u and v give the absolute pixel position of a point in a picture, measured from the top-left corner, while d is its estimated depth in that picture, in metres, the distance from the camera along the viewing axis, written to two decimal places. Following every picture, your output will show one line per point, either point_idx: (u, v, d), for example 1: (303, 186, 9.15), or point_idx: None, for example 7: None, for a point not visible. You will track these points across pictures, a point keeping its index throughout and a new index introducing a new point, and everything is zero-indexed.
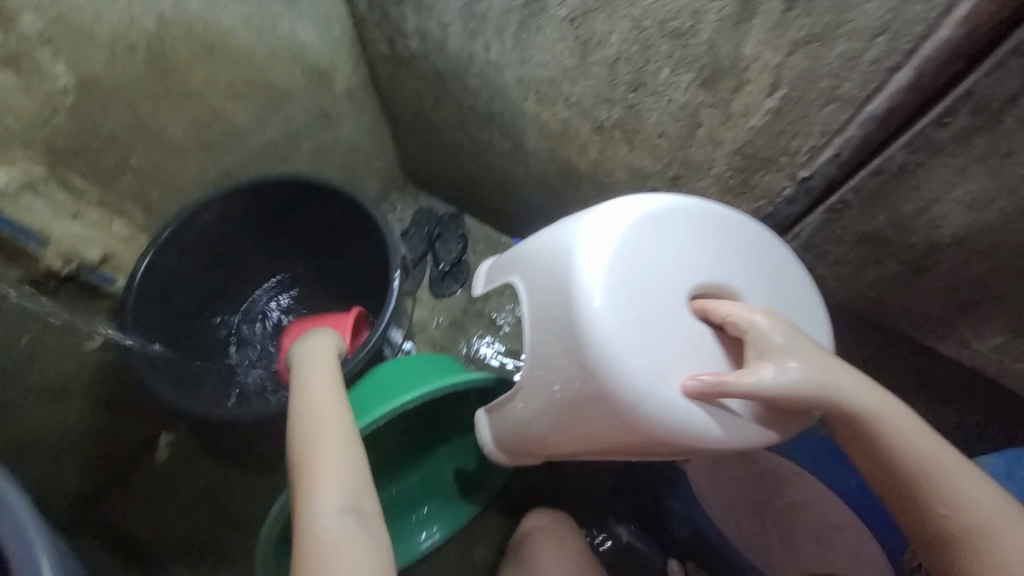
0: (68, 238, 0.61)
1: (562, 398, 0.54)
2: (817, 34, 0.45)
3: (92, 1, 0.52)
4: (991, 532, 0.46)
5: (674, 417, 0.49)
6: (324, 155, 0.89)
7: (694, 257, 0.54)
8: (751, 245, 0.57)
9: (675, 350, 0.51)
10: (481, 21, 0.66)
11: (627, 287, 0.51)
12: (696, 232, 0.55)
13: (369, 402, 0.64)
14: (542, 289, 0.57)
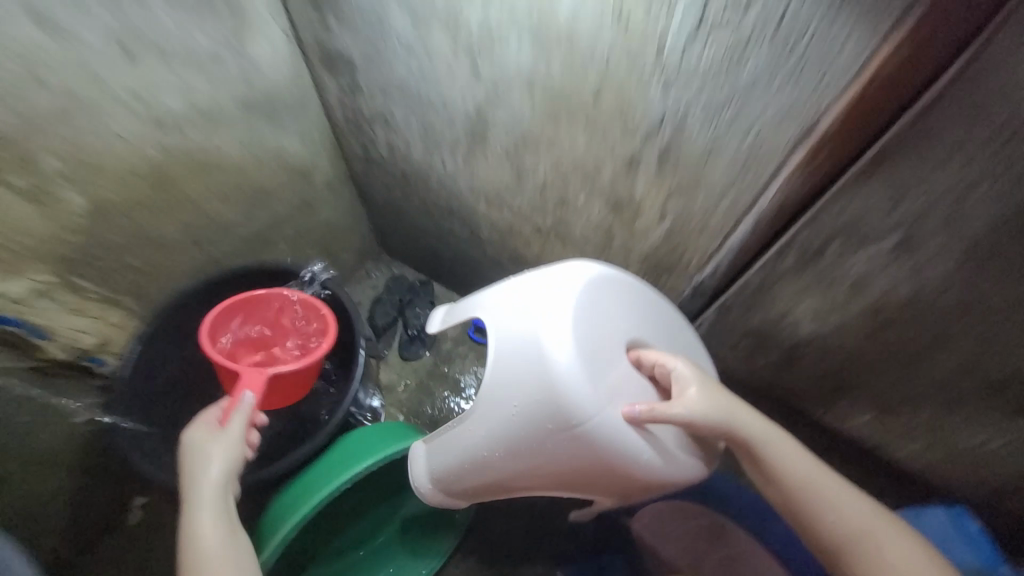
0: (71, 331, 0.69)
1: (514, 416, 0.55)
2: (682, 189, 0.57)
3: (107, 144, 0.62)
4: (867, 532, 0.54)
5: (614, 440, 0.53)
6: (304, 238, 1.01)
7: (625, 316, 0.62)
8: (667, 318, 0.66)
9: (617, 385, 0.55)
10: (437, 144, 0.79)
11: (582, 321, 0.56)
12: (632, 295, 0.64)
13: (329, 470, 0.70)
14: (498, 327, 0.59)
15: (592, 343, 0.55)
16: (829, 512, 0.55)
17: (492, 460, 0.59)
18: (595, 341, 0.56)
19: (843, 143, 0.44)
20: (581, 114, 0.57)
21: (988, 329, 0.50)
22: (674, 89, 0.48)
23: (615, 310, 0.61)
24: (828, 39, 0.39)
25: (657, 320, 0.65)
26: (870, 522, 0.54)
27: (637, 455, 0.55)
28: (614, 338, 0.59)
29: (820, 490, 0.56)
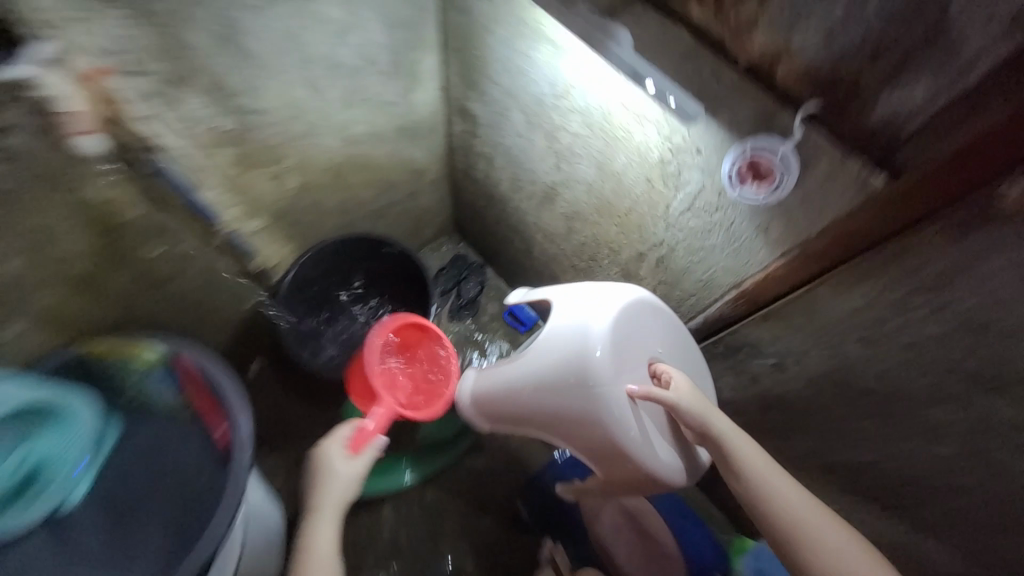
0: (265, 254, 1.05)
1: (551, 360, 0.75)
2: (666, 281, 0.86)
3: (318, 150, 0.95)
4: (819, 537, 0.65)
5: (611, 400, 0.70)
6: (405, 215, 1.35)
7: (655, 333, 0.78)
8: (693, 363, 0.82)
9: (629, 372, 0.73)
10: (520, 187, 1.08)
11: (623, 319, 0.74)
12: (669, 327, 0.81)
13: None
14: (560, 304, 0.80)
15: (622, 338, 0.73)
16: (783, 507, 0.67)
17: (524, 391, 0.79)
18: (624, 341, 0.73)
19: (753, 301, 0.71)
20: (616, 217, 0.86)
21: (825, 436, 0.77)
22: (672, 229, 0.76)
23: (648, 326, 0.77)
24: (752, 246, 0.66)
25: (682, 355, 0.81)
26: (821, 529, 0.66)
27: (621, 419, 0.70)
28: (640, 345, 0.76)
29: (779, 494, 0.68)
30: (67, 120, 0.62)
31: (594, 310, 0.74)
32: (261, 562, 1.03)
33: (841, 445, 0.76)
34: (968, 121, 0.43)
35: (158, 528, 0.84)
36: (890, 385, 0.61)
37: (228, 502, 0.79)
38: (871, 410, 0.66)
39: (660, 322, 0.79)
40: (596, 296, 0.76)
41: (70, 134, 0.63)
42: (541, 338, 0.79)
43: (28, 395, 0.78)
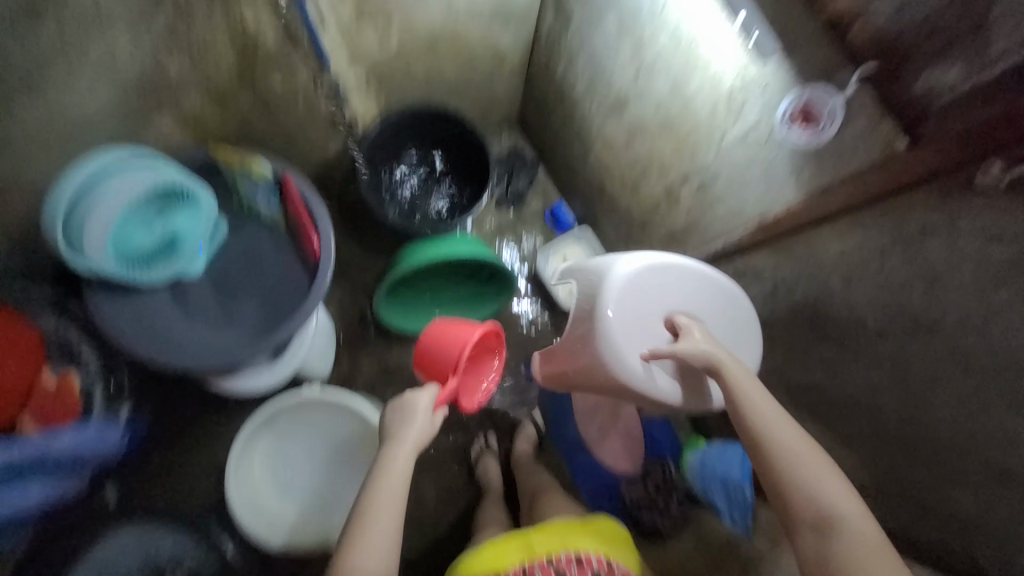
0: (354, 105, 1.17)
1: (576, 321, 0.94)
2: (699, 204, 0.97)
3: (423, 13, 1.03)
4: (798, 459, 0.72)
5: (617, 353, 0.87)
6: (478, 96, 1.42)
7: (669, 287, 0.90)
8: (723, 299, 0.92)
9: (640, 330, 0.88)
10: (594, 91, 1.15)
11: (634, 285, 0.88)
12: (692, 280, 0.91)
13: (430, 248, 1.24)
14: (586, 275, 0.95)
15: (632, 301, 0.88)
16: (768, 430, 0.74)
17: (563, 344, 0.98)
18: (632, 307, 0.88)
19: (771, 232, 0.84)
20: (675, 137, 0.94)
21: (790, 358, 0.94)
22: (720, 157, 0.86)
23: (660, 282, 0.90)
24: (785, 184, 0.76)
25: (705, 300, 0.91)
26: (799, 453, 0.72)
27: (629, 370, 0.87)
28: (653, 304, 0.89)
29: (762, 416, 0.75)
30: None
31: (602, 288, 0.89)
32: (319, 358, 1.32)
33: (801, 366, 0.92)
34: (981, 107, 0.55)
35: (259, 303, 1.11)
36: (852, 317, 0.76)
37: (305, 308, 1.03)
38: (833, 337, 0.82)
39: (674, 275, 0.90)
40: (613, 265, 0.90)
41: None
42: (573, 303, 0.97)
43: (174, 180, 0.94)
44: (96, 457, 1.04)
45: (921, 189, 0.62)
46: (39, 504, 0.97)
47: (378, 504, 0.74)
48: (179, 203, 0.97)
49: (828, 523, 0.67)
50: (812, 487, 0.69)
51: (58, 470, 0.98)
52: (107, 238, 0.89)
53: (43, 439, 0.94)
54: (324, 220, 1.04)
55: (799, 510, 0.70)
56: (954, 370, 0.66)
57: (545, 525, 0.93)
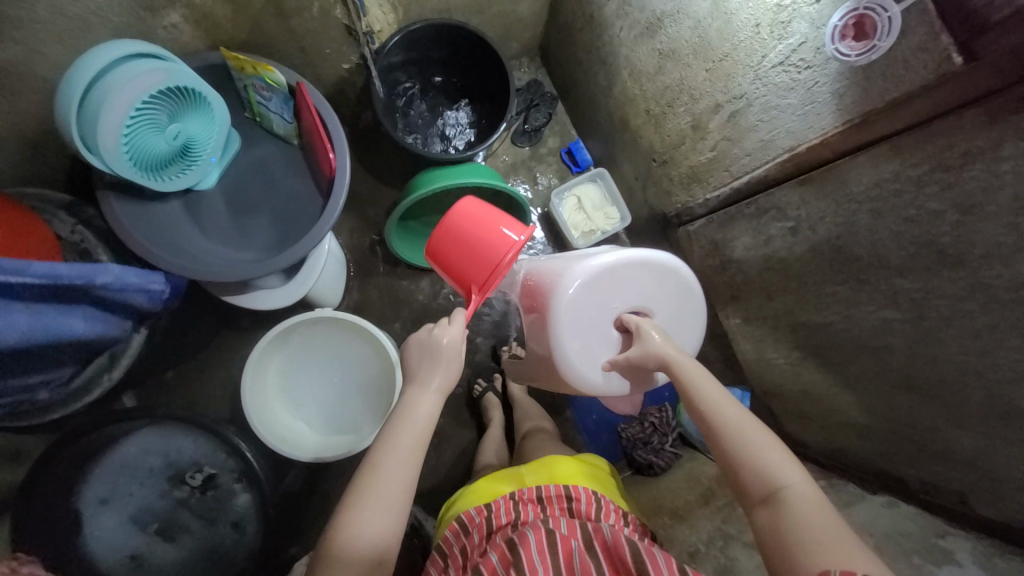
0: (371, 15, 1.10)
1: (534, 336, 0.95)
2: (727, 136, 0.93)
3: None
4: (742, 433, 0.74)
5: (574, 369, 0.88)
6: (500, 18, 1.35)
7: (616, 290, 0.88)
8: (673, 275, 0.91)
9: (593, 341, 0.89)
10: (627, 13, 1.08)
11: (578, 302, 0.87)
12: (640, 274, 0.89)
13: (441, 176, 1.20)
14: (532, 293, 0.95)
15: (578, 318, 0.87)
16: (713, 409, 0.77)
17: (531, 347, 1.01)
18: (582, 318, 0.88)
19: (802, 164, 0.82)
20: (711, 61, 0.89)
21: (802, 297, 0.94)
22: (757, 82, 0.82)
23: (607, 285, 0.88)
24: (826, 110, 0.73)
25: (654, 288, 0.90)
26: (743, 428, 0.74)
27: (589, 381, 0.89)
28: (602, 310, 0.88)
29: (704, 397, 0.78)
30: None
31: (550, 306, 0.87)
32: (330, 284, 1.32)
33: (813, 307, 0.92)
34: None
35: (271, 224, 1.10)
36: (874, 254, 0.75)
37: (317, 231, 1.01)
38: (850, 274, 0.81)
39: (620, 275, 0.88)
40: (555, 286, 0.88)
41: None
42: (527, 317, 0.98)
43: (175, 80, 0.85)
44: (138, 305, 0.84)
45: (964, 112, 0.60)
46: (75, 342, 0.77)
47: (394, 452, 0.73)
48: (191, 107, 0.93)
49: (774, 495, 0.68)
50: (758, 457, 0.71)
51: (97, 303, 0.77)
52: (121, 141, 0.83)
53: (87, 268, 0.71)
54: (340, 134, 1.01)
55: (749, 482, 0.71)
56: (973, 305, 0.66)
57: (536, 461, 0.94)
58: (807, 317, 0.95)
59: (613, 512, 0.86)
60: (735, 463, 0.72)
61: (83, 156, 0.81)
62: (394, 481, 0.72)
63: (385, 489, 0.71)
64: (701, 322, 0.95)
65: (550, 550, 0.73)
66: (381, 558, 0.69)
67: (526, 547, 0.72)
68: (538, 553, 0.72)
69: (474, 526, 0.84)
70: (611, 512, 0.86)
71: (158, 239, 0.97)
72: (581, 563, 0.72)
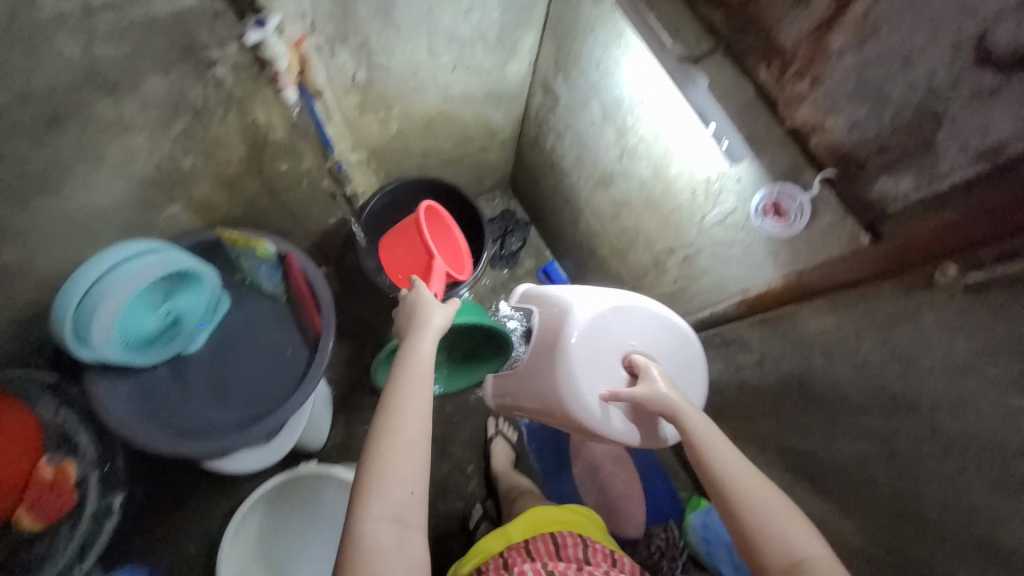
0: (356, 182, 1.24)
1: (538, 363, 1.01)
2: (686, 274, 1.02)
3: (420, 104, 1.12)
4: (760, 497, 0.66)
5: (576, 397, 0.93)
6: (471, 165, 1.51)
7: (628, 328, 0.96)
8: (677, 330, 0.99)
9: (597, 375, 0.94)
10: (582, 166, 1.22)
11: (591, 330, 0.94)
12: (646, 317, 0.97)
13: None
14: (545, 320, 1.01)
15: (588, 349, 0.94)
16: (725, 465, 0.70)
17: (528, 378, 1.05)
18: (592, 350, 0.94)
19: (753, 305, 0.89)
20: (660, 214, 1.00)
21: (781, 421, 0.97)
22: (703, 235, 0.91)
23: (618, 323, 0.96)
24: (765, 264, 0.82)
25: (660, 336, 0.98)
26: (762, 489, 0.67)
27: (587, 412, 0.93)
28: (611, 348, 0.95)
29: (715, 453, 0.71)
30: (280, 76, 0.83)
31: (564, 331, 0.95)
32: (317, 425, 1.30)
33: (794, 432, 0.94)
34: (943, 209, 0.57)
35: (256, 378, 1.09)
36: (833, 389, 0.80)
37: (301, 391, 1.02)
38: (821, 407, 0.84)
39: (630, 316, 0.97)
40: (572, 314, 0.95)
41: (280, 87, 0.85)
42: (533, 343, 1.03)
43: (168, 266, 0.91)
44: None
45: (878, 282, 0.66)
46: None
47: (399, 433, 0.66)
48: (185, 286, 1.00)
49: (800, 569, 0.61)
50: (778, 523, 0.63)
51: None
52: (112, 333, 0.89)
53: None
54: (326, 301, 1.05)
55: (771, 557, 0.62)
56: (937, 447, 0.68)
57: (524, 517, 0.93)
58: (789, 442, 0.97)
59: (603, 554, 0.86)
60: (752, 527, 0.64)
61: (72, 349, 0.85)
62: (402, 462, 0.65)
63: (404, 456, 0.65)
64: (700, 381, 1.00)
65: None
66: (415, 490, 0.65)
67: None
68: None
69: None
70: (598, 551, 0.86)
71: (144, 416, 0.98)
72: None
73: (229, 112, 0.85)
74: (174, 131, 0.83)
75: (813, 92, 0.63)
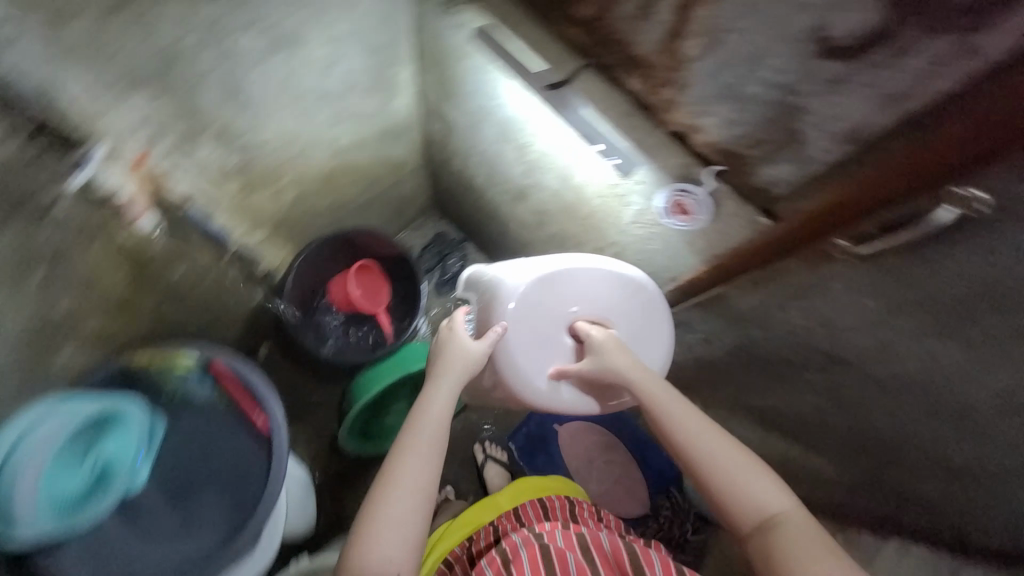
0: (268, 257, 1.18)
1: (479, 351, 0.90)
2: None
3: (309, 165, 1.06)
4: (716, 462, 0.66)
5: (518, 379, 0.83)
6: (387, 202, 1.45)
7: (570, 290, 0.86)
8: (633, 284, 0.87)
9: (541, 351, 0.85)
10: (495, 182, 1.19)
11: (523, 302, 0.84)
12: (591, 278, 0.86)
13: (380, 375, 1.21)
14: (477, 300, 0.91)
15: (524, 323, 0.84)
16: (688, 434, 0.69)
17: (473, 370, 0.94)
18: (529, 325, 0.84)
19: (689, 289, 0.91)
20: (580, 219, 0.99)
21: (742, 384, 1.00)
22: (624, 234, 0.92)
23: (556, 291, 0.85)
24: (687, 252, 0.83)
25: (609, 297, 0.86)
26: (732, 458, 0.66)
27: (532, 392, 0.84)
28: (549, 319, 0.85)
29: (680, 424, 0.70)
30: (128, 207, 0.82)
31: (495, 312, 0.84)
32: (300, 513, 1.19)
33: (756, 393, 0.98)
34: (826, 190, 0.60)
35: (221, 501, 0.91)
36: (777, 351, 0.83)
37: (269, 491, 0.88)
38: (773, 368, 0.87)
39: (572, 280, 0.85)
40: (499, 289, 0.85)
41: (133, 219, 0.84)
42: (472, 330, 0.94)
43: (80, 412, 0.85)
44: None
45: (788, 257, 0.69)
46: None
47: (397, 499, 0.64)
48: (111, 428, 0.88)
49: (768, 523, 0.62)
50: (743, 489, 0.64)
51: None
52: (37, 501, 0.80)
53: None
54: (272, 399, 0.92)
55: (737, 514, 0.64)
56: (876, 391, 0.71)
57: (512, 487, 0.96)
58: (754, 402, 1.00)
59: (589, 512, 0.91)
60: (716, 490, 0.65)
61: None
62: (392, 528, 0.62)
63: (394, 517, 0.63)
64: (669, 334, 0.89)
65: (542, 555, 0.69)
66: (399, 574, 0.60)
67: (518, 562, 0.68)
68: (530, 566, 0.67)
69: (458, 559, 0.84)
70: (584, 510, 0.91)
71: None
72: (578, 570, 0.67)
73: (93, 244, 0.81)
74: (33, 280, 0.74)
75: (681, 96, 0.63)
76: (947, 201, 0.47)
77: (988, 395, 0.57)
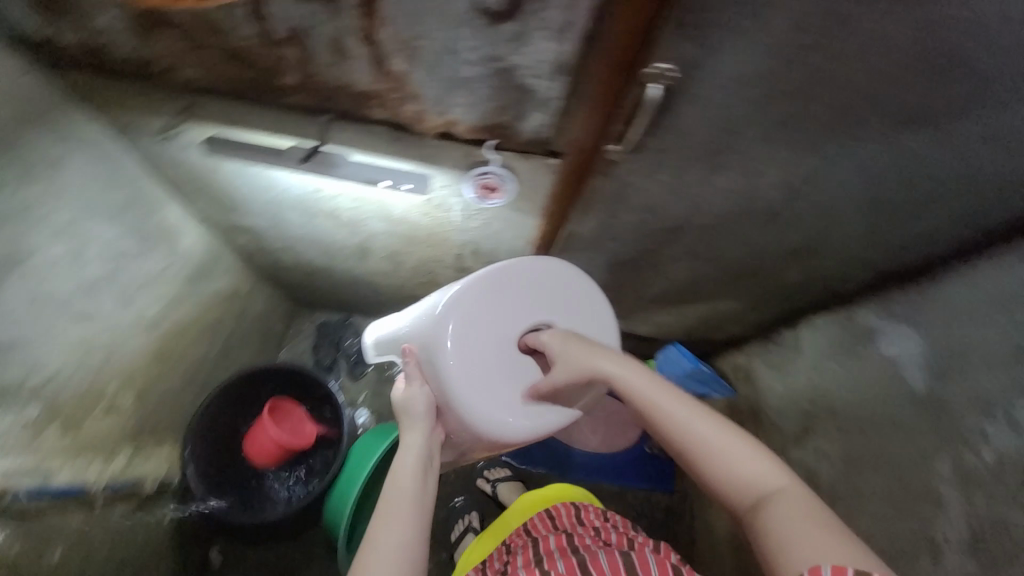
0: (151, 470, 1.03)
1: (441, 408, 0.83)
2: (487, 258, 1.06)
3: (127, 357, 0.93)
4: (711, 446, 0.64)
5: (493, 422, 0.78)
6: (247, 332, 1.33)
7: (505, 307, 0.82)
8: (546, 271, 0.86)
9: (504, 380, 0.80)
10: (332, 253, 1.15)
11: (462, 340, 0.78)
12: (516, 285, 0.83)
13: (344, 491, 1.11)
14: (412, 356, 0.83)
15: (472, 362, 0.78)
16: (684, 428, 0.66)
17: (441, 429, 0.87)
18: (479, 362, 0.78)
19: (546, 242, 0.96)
20: (425, 240, 1.00)
21: (635, 285, 1.10)
22: (466, 232, 0.95)
23: (491, 315, 0.81)
24: (522, 215, 0.88)
25: (540, 295, 0.85)
26: (724, 441, 0.64)
27: (509, 425, 0.78)
28: (496, 346, 0.80)
29: (674, 415, 0.68)
30: None
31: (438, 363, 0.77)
32: None
33: (649, 285, 1.09)
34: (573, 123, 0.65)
35: None
36: (637, 246, 0.92)
37: None
38: (645, 259, 0.96)
39: (500, 296, 0.82)
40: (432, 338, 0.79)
41: None
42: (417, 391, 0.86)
43: None
44: None
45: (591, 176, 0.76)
46: None
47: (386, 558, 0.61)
48: None
49: (762, 500, 0.59)
50: (733, 471, 0.62)
51: None
52: None
53: None
54: None
55: (733, 495, 0.62)
56: (716, 232, 0.83)
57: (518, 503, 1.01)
58: (653, 292, 1.11)
59: (595, 513, 0.93)
60: (711, 473, 0.63)
61: None
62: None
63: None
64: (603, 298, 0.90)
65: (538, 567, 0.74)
66: None
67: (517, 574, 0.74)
68: None
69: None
70: (590, 513, 0.93)
71: None
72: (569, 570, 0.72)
73: None
74: None
75: (420, 104, 0.65)
76: (648, 81, 0.54)
77: (777, 188, 0.70)
